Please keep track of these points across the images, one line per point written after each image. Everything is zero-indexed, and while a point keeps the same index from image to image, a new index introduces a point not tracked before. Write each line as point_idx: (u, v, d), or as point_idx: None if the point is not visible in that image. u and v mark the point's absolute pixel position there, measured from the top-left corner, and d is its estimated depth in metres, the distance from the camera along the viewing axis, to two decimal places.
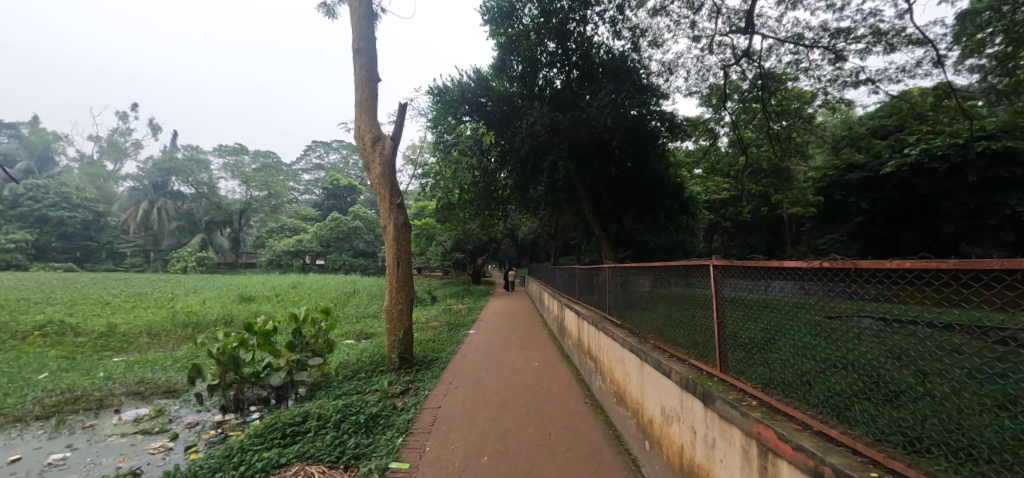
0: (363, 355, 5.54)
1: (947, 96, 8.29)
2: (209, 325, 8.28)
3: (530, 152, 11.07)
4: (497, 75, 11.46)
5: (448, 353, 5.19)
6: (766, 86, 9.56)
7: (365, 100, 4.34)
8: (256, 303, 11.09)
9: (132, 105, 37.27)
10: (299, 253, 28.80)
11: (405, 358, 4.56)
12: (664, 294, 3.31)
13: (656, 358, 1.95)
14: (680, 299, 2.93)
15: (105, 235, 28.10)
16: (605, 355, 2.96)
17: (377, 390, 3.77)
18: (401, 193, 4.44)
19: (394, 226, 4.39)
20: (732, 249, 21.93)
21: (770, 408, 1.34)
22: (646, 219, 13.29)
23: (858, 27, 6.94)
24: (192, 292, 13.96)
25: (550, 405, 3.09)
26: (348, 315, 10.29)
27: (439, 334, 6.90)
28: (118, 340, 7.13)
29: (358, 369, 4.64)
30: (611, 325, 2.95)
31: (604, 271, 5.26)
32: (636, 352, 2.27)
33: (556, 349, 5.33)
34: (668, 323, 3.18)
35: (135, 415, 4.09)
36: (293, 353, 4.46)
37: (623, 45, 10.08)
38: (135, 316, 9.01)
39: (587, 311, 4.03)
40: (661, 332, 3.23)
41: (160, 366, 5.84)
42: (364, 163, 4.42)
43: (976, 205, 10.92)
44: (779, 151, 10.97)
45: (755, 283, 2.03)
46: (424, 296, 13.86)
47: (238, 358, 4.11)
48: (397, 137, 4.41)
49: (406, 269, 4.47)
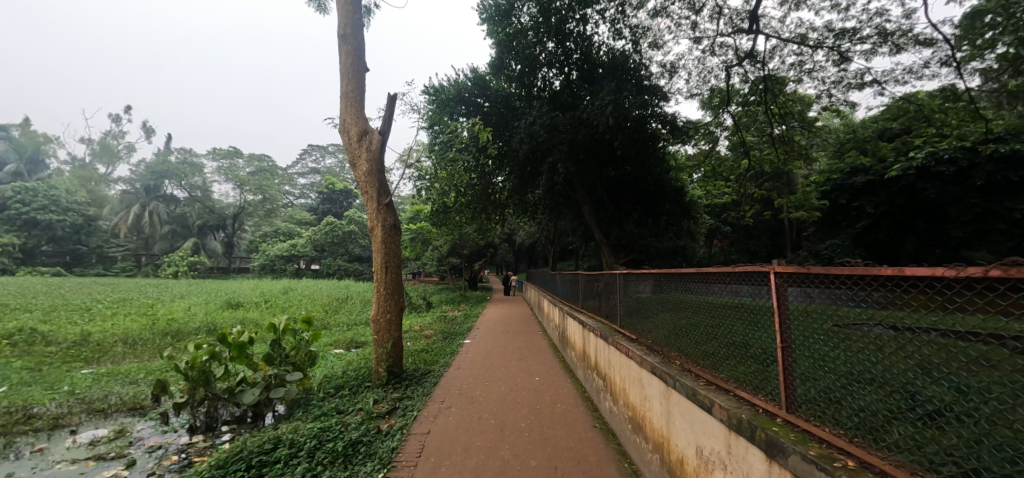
0: (350, 367, 5.14)
1: (954, 98, 8.20)
2: (190, 333, 7.85)
3: (529, 154, 10.73)
4: (496, 75, 11.19)
5: (441, 365, 4.80)
6: (768, 89, 9.39)
7: (351, 92, 4.00)
8: (243, 309, 10.69)
9: (125, 107, 36.80)
10: (292, 258, 28.44)
11: (393, 372, 4.18)
12: (671, 301, 3.00)
13: (686, 383, 1.62)
14: (693, 307, 2.62)
15: (95, 239, 27.70)
16: (616, 373, 2.60)
17: (360, 410, 3.39)
18: (389, 191, 4.08)
19: (382, 228, 4.03)
20: (732, 254, 21.64)
21: (868, 467, 0.98)
22: (647, 223, 13.01)
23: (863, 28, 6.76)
24: (178, 298, 13.53)
25: (554, 430, 2.74)
26: (341, 322, 9.93)
27: (433, 344, 6.50)
28: (91, 351, 6.69)
29: (341, 384, 4.25)
30: (622, 338, 2.58)
31: (606, 277, 4.97)
32: (657, 374, 1.92)
33: (556, 362, 5.00)
34: (677, 334, 2.85)
35: (92, 436, 3.68)
36: (272, 367, 4.11)
37: (624, 45, 9.92)
38: (113, 323, 8.56)
39: (592, 321, 3.69)
40: (673, 344, 2.89)
41: (131, 380, 5.42)
42: (351, 158, 4.07)
43: (983, 210, 10.76)
44: (782, 154, 10.76)
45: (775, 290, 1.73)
46: (419, 302, 13.47)
47: (209, 372, 3.80)
48: (386, 131, 4.05)
49: (395, 275, 4.10)
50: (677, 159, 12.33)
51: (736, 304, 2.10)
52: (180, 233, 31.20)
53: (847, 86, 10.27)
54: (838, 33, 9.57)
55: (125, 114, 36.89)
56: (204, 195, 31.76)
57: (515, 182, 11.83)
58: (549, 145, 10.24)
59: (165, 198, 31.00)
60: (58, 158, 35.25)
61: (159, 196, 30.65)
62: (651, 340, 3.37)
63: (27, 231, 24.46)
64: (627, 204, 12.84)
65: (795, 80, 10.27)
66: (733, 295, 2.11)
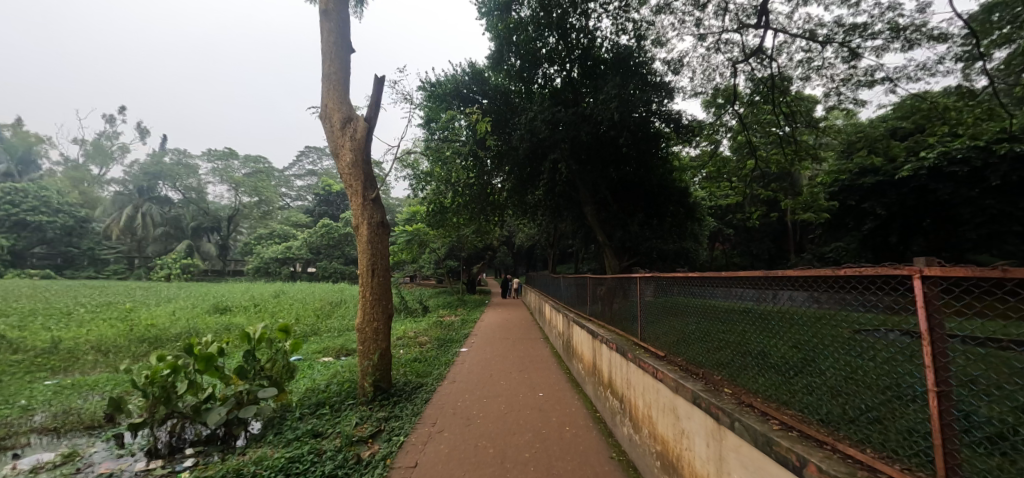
0: (335, 379, 4.70)
1: (972, 96, 7.89)
2: (170, 339, 7.37)
3: (529, 152, 10.29)
4: (494, 69, 10.76)
5: (434, 378, 4.35)
6: (777, 87, 9.05)
7: (333, 74, 3.60)
8: (230, 314, 10.23)
9: (120, 108, 36.40)
10: (288, 260, 27.98)
11: (380, 387, 3.76)
12: (696, 307, 2.62)
13: (749, 423, 1.21)
14: (728, 314, 2.25)
15: (86, 241, 27.22)
16: (638, 395, 2.19)
17: (339, 434, 2.97)
18: (376, 186, 3.68)
19: (369, 226, 3.62)
20: (734, 257, 21.32)
21: None
22: (650, 225, 12.61)
23: (875, 23, 6.46)
24: (164, 302, 13.06)
25: (563, 462, 2.32)
26: (332, 328, 9.45)
27: (426, 352, 6.05)
28: (60, 359, 6.22)
29: (322, 401, 3.79)
30: (645, 354, 2.17)
31: (610, 281, 4.71)
32: (699, 405, 1.52)
33: (562, 374, 4.61)
34: (705, 346, 2.47)
35: (35, 462, 3.23)
36: (244, 382, 3.66)
37: (629, 39, 9.55)
38: (89, 329, 8.07)
39: (602, 330, 3.29)
40: (699, 358, 2.51)
41: (96, 392, 4.95)
42: (333, 148, 3.67)
43: (999, 211, 10.45)
44: (790, 154, 10.42)
45: (844, 296, 1.45)
46: (414, 306, 13.02)
47: (170, 388, 3.38)
48: (372, 118, 3.64)
49: (383, 278, 3.68)
50: (680, 159, 12.08)
51: (798, 313, 1.71)
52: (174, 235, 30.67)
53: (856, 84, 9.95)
54: (848, 29, 9.26)
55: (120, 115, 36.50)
56: (199, 197, 31.37)
57: (514, 183, 11.38)
58: (550, 143, 9.83)
59: (158, 200, 30.45)
60: (51, 158, 34.67)
61: (153, 198, 30.11)
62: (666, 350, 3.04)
63: (16, 233, 23.99)
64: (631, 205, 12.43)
65: (803, 78, 9.99)
66: (790, 302, 1.74)
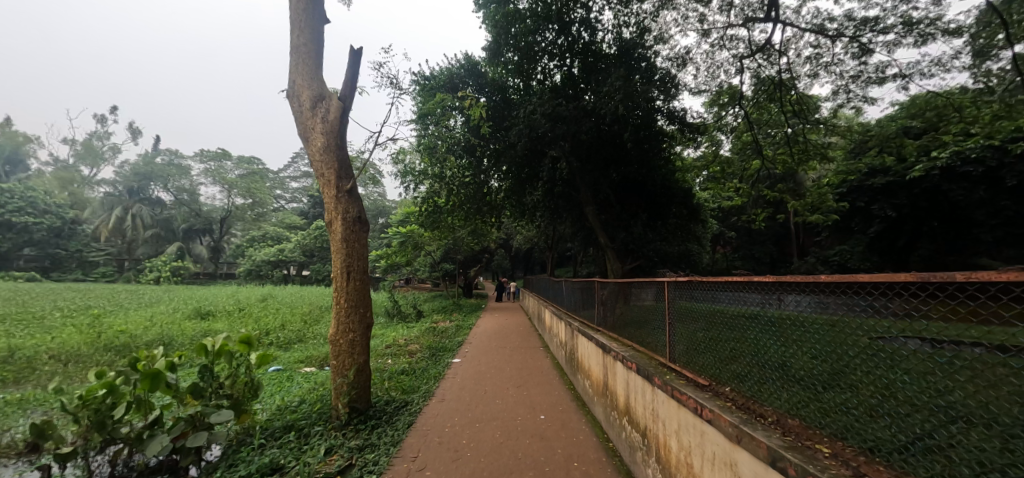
0: (310, 396, 4.20)
1: (989, 93, 7.53)
2: (140, 348, 6.79)
3: (527, 149, 9.77)
4: (491, 64, 10.32)
5: (420, 396, 3.86)
6: (783, 83, 8.70)
7: (303, 46, 3.15)
8: (211, 319, 9.64)
9: (111, 108, 35.58)
10: (280, 263, 27.39)
11: (356, 408, 3.26)
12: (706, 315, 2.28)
13: None
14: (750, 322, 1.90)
15: (73, 243, 26.49)
16: (668, 431, 1.74)
17: (300, 469, 2.45)
18: (352, 175, 3.22)
19: (343, 220, 3.15)
20: (735, 261, 20.95)
21: None
22: (654, 227, 12.20)
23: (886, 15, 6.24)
24: (143, 306, 12.34)
25: None
26: (319, 335, 8.88)
27: (416, 363, 5.55)
28: (10, 371, 5.63)
29: (290, 424, 3.29)
30: (678, 382, 1.72)
31: (611, 285, 4.32)
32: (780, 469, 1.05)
33: (565, 390, 4.16)
34: (720, 361, 2.13)
35: None
36: (199, 402, 3.16)
37: (633, 32, 9.09)
38: (52, 336, 7.44)
39: (612, 343, 2.85)
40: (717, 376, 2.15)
41: (39, 411, 4.37)
42: (302, 132, 3.20)
43: (1015, 212, 10.13)
44: (799, 154, 10.03)
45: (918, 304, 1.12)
46: (408, 310, 12.51)
47: (106, 411, 2.85)
48: (348, 97, 3.18)
49: (359, 281, 3.20)
50: (683, 160, 11.83)
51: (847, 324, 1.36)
52: (165, 236, 30.04)
53: (866, 81, 9.62)
54: (860, 23, 8.90)
55: (111, 114, 35.78)
56: (190, 198, 30.76)
57: (512, 183, 10.93)
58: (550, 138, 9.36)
59: (148, 200, 29.73)
60: (38, 158, 33.79)
61: (143, 199, 29.41)
62: (672, 361, 2.71)
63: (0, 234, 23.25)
64: (632, 205, 12.02)
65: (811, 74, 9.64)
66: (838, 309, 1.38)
